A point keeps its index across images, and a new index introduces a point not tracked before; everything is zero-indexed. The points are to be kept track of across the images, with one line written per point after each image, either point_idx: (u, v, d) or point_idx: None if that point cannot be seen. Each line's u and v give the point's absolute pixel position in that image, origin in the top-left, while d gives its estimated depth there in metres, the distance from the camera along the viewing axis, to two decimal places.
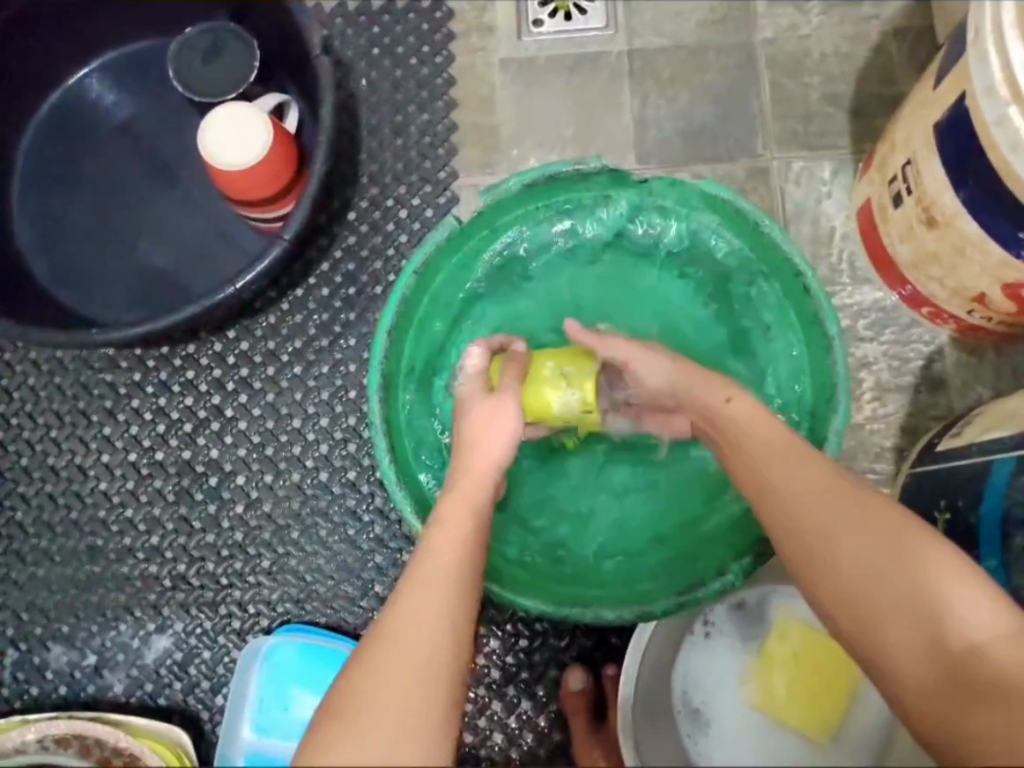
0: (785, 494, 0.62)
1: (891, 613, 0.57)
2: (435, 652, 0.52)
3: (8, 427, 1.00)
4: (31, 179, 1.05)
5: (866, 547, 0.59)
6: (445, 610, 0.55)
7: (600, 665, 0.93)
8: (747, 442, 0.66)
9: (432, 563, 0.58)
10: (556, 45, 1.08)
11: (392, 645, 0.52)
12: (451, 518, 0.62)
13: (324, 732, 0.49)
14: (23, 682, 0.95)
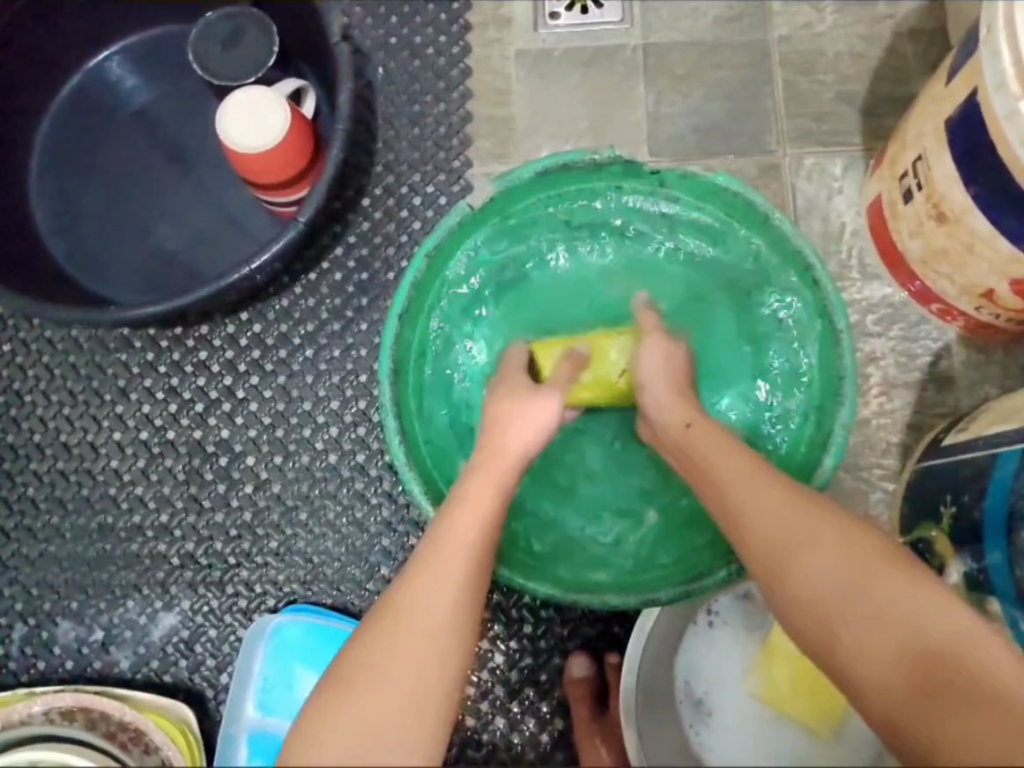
0: (750, 504, 0.62)
1: (858, 615, 0.56)
2: (453, 635, 0.54)
3: (22, 405, 1.01)
4: (52, 159, 1.06)
5: (830, 551, 0.58)
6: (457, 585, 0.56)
7: (602, 652, 0.94)
8: (711, 461, 0.66)
9: (446, 545, 0.58)
10: (572, 38, 1.09)
11: (412, 622, 0.53)
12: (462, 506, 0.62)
13: (311, 720, 0.50)
14: (30, 656, 0.96)
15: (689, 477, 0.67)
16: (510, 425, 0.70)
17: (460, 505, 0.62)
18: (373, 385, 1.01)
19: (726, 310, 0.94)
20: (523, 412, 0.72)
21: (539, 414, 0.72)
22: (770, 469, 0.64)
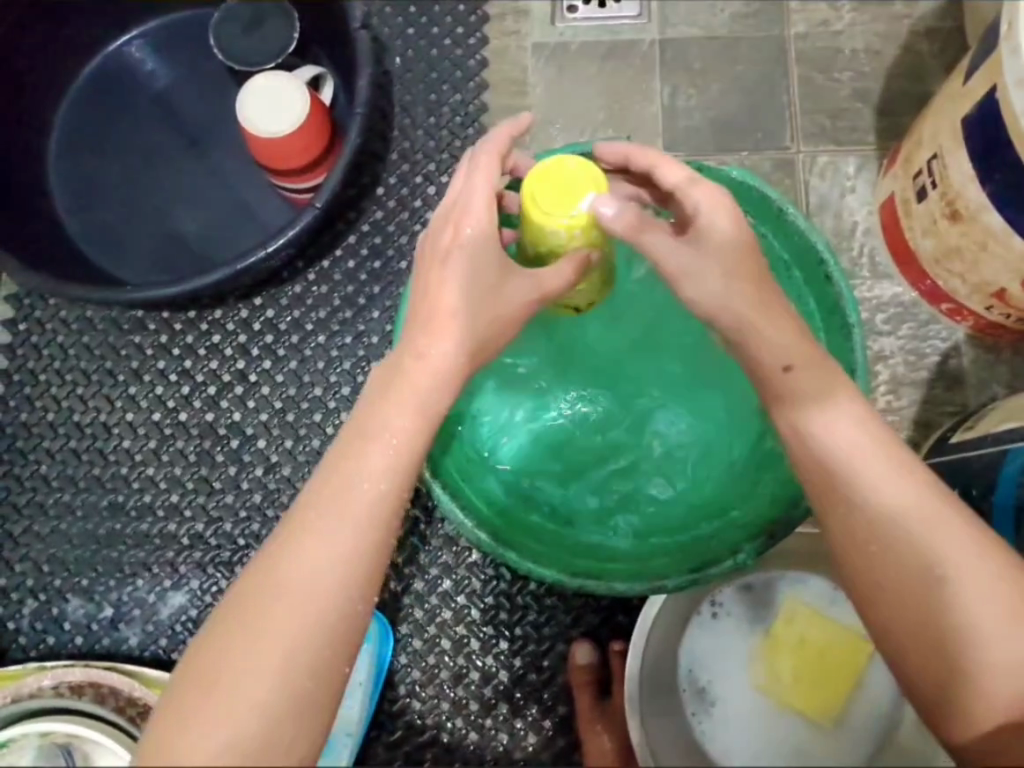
0: (871, 482, 0.60)
1: (949, 621, 0.58)
2: (327, 606, 0.56)
3: (37, 383, 1.02)
4: (71, 140, 1.07)
5: (962, 563, 0.58)
6: (347, 552, 0.57)
7: (607, 641, 0.94)
8: (847, 454, 0.61)
9: (346, 496, 0.58)
10: (589, 31, 1.09)
11: (280, 596, 0.56)
12: (373, 436, 0.60)
13: (201, 661, 0.55)
14: (40, 632, 0.97)
15: (808, 456, 0.62)
16: (468, 315, 0.62)
17: (373, 442, 0.59)
18: None
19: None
20: (478, 306, 0.62)
21: (514, 301, 0.64)
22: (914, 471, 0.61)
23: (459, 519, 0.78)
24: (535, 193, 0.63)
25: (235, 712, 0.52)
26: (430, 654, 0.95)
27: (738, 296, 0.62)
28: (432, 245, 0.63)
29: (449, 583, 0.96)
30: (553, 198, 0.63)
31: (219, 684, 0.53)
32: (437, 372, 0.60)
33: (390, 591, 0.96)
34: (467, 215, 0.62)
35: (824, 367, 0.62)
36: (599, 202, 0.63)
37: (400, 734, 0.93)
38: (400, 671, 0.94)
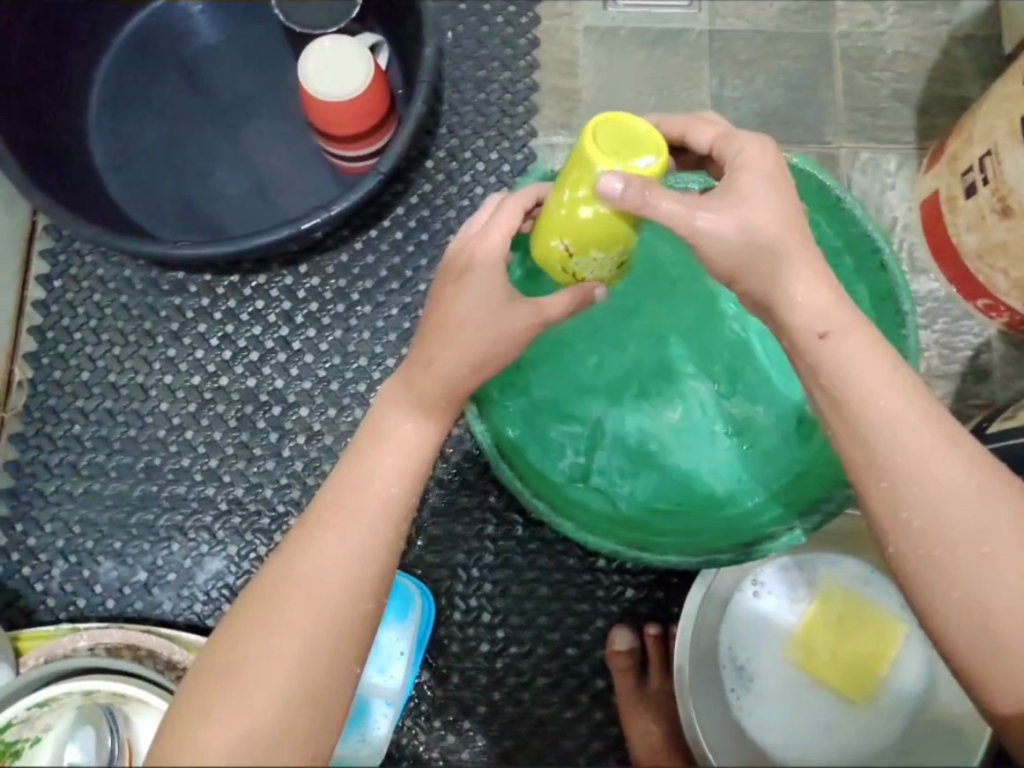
0: (923, 461, 0.60)
1: (994, 596, 0.58)
2: (343, 600, 0.58)
3: (71, 342, 1.00)
4: (114, 97, 1.06)
5: (1000, 531, 0.59)
6: (361, 547, 0.60)
7: (647, 618, 0.95)
8: (896, 421, 0.60)
9: (361, 497, 0.62)
10: (640, 18, 1.11)
11: (295, 588, 0.58)
12: (385, 441, 0.65)
13: (219, 653, 0.57)
14: (70, 594, 0.95)
15: (850, 424, 0.61)
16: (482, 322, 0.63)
17: (384, 447, 0.64)
18: None
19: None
20: (486, 317, 0.63)
21: (553, 307, 0.64)
22: (954, 437, 0.61)
23: (518, 490, 0.79)
24: (599, 130, 0.61)
25: (253, 701, 0.54)
26: (470, 626, 0.95)
27: (795, 280, 0.62)
28: (450, 266, 0.66)
29: (490, 557, 0.96)
30: (613, 141, 0.61)
31: (235, 675, 0.55)
32: (444, 377, 0.64)
33: (431, 563, 0.96)
34: (482, 243, 0.65)
35: (863, 336, 0.62)
36: (654, 169, 0.60)
37: (439, 706, 0.93)
38: (440, 643, 0.94)
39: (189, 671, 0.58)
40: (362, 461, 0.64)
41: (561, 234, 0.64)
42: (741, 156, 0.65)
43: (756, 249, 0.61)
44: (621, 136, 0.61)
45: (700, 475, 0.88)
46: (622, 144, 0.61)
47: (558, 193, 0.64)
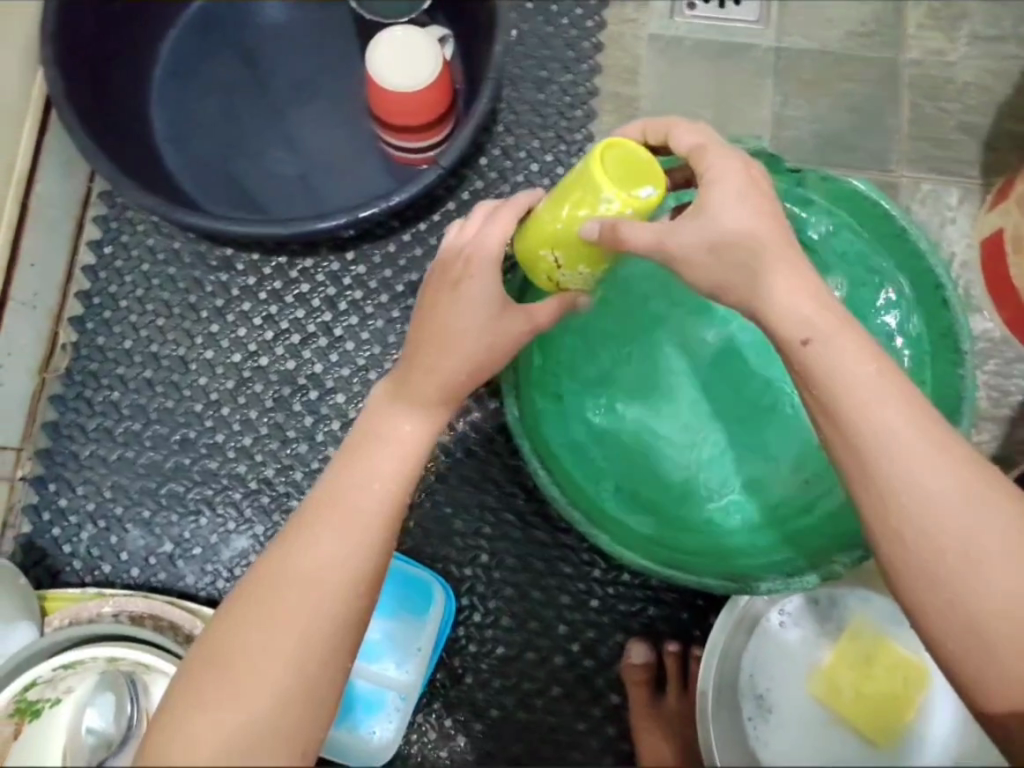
0: (915, 466, 0.57)
1: (984, 601, 0.56)
2: (336, 594, 0.58)
3: (116, 309, 1.01)
4: (175, 70, 1.07)
5: (991, 535, 0.57)
6: (355, 543, 0.59)
7: (667, 636, 0.95)
8: (895, 436, 0.57)
9: (354, 494, 0.61)
10: (707, 30, 1.10)
11: (291, 583, 0.58)
12: (381, 438, 0.64)
13: (213, 643, 0.57)
14: (96, 558, 0.96)
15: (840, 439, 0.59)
16: (475, 332, 0.64)
17: (381, 445, 0.64)
18: None
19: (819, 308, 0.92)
20: (480, 326, 0.65)
21: None
22: (945, 438, 0.59)
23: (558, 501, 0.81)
24: (607, 154, 0.62)
25: (247, 695, 0.54)
26: (490, 627, 0.94)
27: (775, 277, 0.60)
28: (443, 268, 0.65)
29: (514, 561, 0.96)
30: (620, 169, 0.62)
31: (230, 669, 0.55)
32: (445, 380, 0.65)
33: (454, 560, 0.96)
34: (478, 246, 0.64)
35: (846, 343, 0.60)
36: (653, 200, 0.62)
37: (451, 704, 0.93)
38: (458, 641, 0.94)
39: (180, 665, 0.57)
40: (356, 457, 0.64)
41: (551, 247, 0.65)
42: (712, 167, 0.62)
43: (759, 265, 0.60)
44: (626, 161, 0.62)
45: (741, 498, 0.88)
46: (627, 171, 0.62)
47: (554, 205, 0.64)
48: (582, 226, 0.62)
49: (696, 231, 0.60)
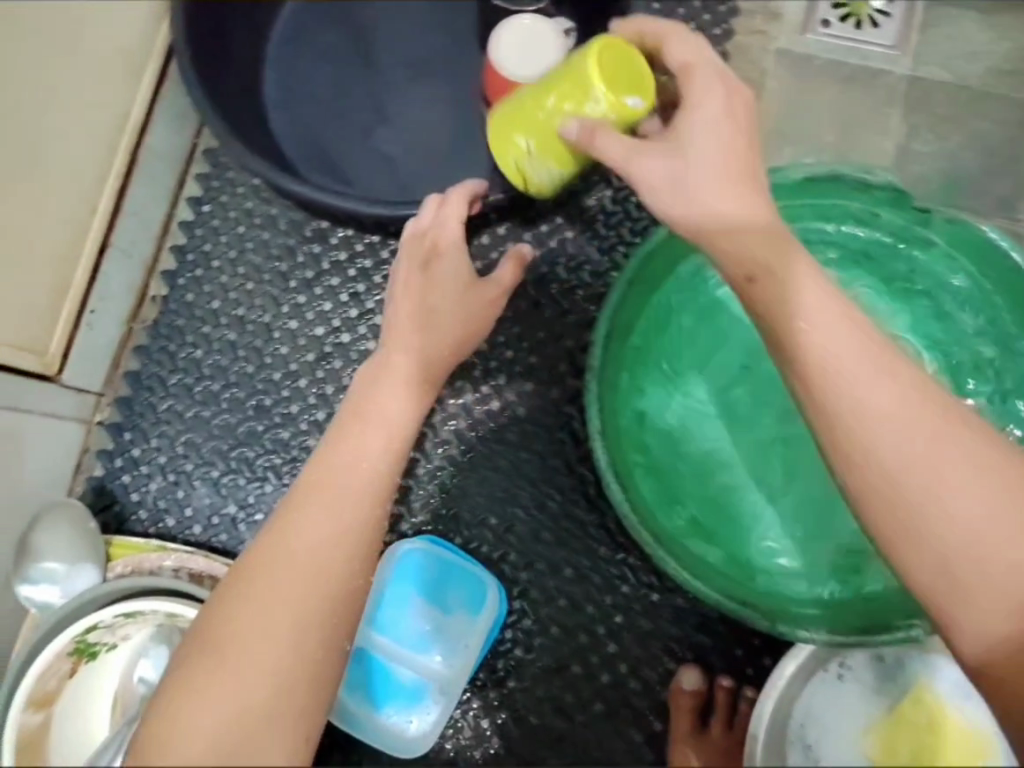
0: (923, 465, 0.60)
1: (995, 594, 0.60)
2: (323, 566, 0.64)
3: (208, 268, 1.02)
4: (292, 34, 1.06)
5: (1005, 531, 0.60)
6: (341, 523, 0.66)
7: (718, 669, 0.92)
8: (897, 436, 0.60)
9: (341, 476, 0.68)
10: (839, 49, 1.05)
11: (287, 560, 0.63)
12: (363, 427, 0.72)
13: (213, 622, 0.60)
14: (162, 510, 0.97)
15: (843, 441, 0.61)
16: (446, 307, 0.78)
17: (367, 432, 0.71)
18: (550, 343, 0.99)
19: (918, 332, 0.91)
20: (453, 301, 0.79)
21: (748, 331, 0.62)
22: (949, 427, 0.61)
23: (636, 529, 0.82)
24: (605, 51, 0.73)
25: (249, 667, 0.58)
26: (539, 635, 0.93)
27: (801, 291, 0.64)
28: (411, 253, 0.78)
29: (571, 571, 0.94)
30: (613, 72, 0.72)
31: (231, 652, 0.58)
32: (422, 353, 0.76)
33: (511, 562, 0.95)
34: (441, 231, 0.79)
35: (849, 342, 0.62)
36: (637, 109, 0.72)
37: (490, 705, 0.92)
38: (505, 644, 0.93)
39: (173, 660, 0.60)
40: (340, 442, 0.71)
41: (525, 135, 0.79)
42: (696, 89, 0.69)
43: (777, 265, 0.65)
44: (613, 56, 0.73)
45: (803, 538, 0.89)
46: (613, 69, 0.72)
47: (543, 91, 0.76)
48: (564, 121, 0.74)
49: (662, 159, 0.68)
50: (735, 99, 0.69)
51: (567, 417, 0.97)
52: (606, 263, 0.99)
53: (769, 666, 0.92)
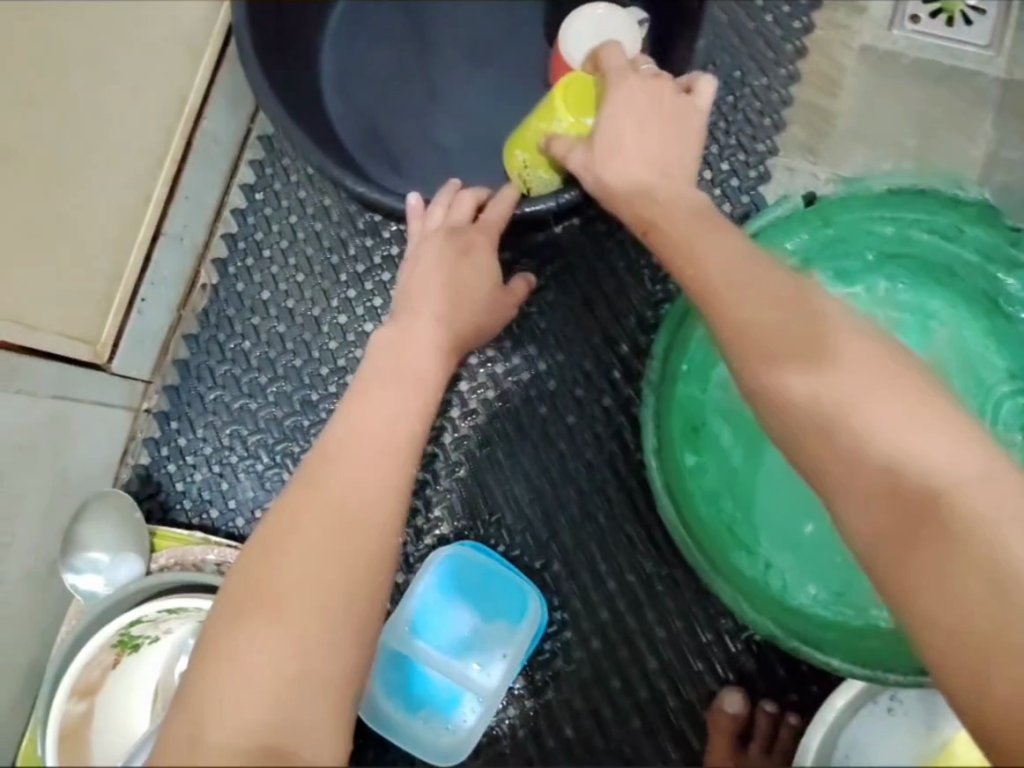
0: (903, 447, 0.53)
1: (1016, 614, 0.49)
2: (373, 509, 0.59)
3: (259, 258, 1.00)
4: (352, 18, 1.03)
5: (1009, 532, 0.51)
6: (388, 470, 0.62)
7: (763, 693, 0.89)
8: (876, 421, 0.54)
9: (379, 427, 0.65)
10: (928, 47, 0.99)
11: (334, 504, 0.58)
12: (395, 385, 0.69)
13: (258, 563, 0.54)
14: (206, 502, 0.97)
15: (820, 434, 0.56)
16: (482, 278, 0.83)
17: (401, 391, 0.69)
18: (604, 348, 0.95)
19: (990, 340, 0.88)
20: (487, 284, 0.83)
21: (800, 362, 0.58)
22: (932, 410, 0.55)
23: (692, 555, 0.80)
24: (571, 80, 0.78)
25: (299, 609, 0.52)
26: (578, 648, 0.91)
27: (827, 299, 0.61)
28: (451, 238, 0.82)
29: (614, 586, 0.92)
30: (573, 96, 0.77)
31: (277, 612, 0.52)
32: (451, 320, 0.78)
33: (553, 572, 0.92)
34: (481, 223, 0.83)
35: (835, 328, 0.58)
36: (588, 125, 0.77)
37: (526, 715, 0.91)
38: (544, 655, 0.91)
39: (210, 613, 0.53)
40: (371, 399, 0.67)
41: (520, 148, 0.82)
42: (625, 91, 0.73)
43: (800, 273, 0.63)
44: (582, 83, 0.78)
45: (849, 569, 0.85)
46: (573, 90, 0.78)
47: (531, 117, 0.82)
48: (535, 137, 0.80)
49: (579, 152, 0.74)
50: (634, 82, 0.74)
51: (617, 426, 0.94)
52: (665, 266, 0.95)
53: (817, 694, 0.89)
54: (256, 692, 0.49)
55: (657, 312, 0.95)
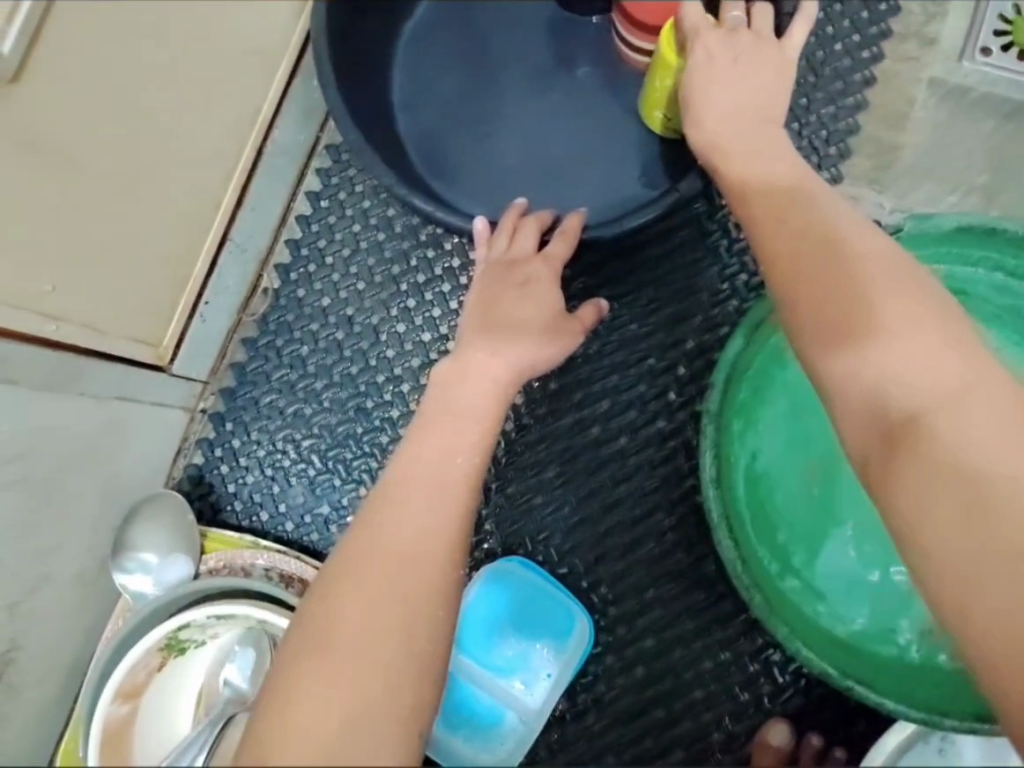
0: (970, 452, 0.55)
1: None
2: (430, 551, 0.57)
3: (321, 265, 1.01)
4: (422, 34, 1.04)
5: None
6: (447, 511, 0.61)
7: (810, 731, 0.87)
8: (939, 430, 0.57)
9: (437, 467, 0.65)
10: (997, 81, 0.97)
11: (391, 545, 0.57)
12: (453, 425, 0.69)
13: (320, 606, 0.54)
14: (256, 504, 0.98)
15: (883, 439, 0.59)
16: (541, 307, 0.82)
17: (458, 429, 0.69)
18: (661, 372, 0.94)
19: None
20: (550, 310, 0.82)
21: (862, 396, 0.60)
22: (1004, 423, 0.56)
23: (745, 591, 0.79)
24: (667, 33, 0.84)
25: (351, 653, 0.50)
26: (622, 674, 0.90)
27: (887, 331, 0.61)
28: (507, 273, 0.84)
29: (662, 612, 0.91)
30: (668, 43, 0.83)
31: (333, 646, 0.51)
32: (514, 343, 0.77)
33: (600, 594, 0.92)
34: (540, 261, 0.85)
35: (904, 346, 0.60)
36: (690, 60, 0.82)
37: (566, 738, 0.90)
38: (588, 678, 0.90)
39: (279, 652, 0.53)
40: (430, 440, 0.68)
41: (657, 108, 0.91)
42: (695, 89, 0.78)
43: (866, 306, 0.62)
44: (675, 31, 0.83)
45: (904, 611, 0.82)
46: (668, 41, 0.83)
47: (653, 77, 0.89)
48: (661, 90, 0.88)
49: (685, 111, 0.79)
50: (707, 39, 0.79)
51: (671, 449, 0.93)
52: (725, 290, 0.94)
53: (864, 733, 0.87)
54: (304, 737, 0.46)
55: (716, 335, 0.94)
